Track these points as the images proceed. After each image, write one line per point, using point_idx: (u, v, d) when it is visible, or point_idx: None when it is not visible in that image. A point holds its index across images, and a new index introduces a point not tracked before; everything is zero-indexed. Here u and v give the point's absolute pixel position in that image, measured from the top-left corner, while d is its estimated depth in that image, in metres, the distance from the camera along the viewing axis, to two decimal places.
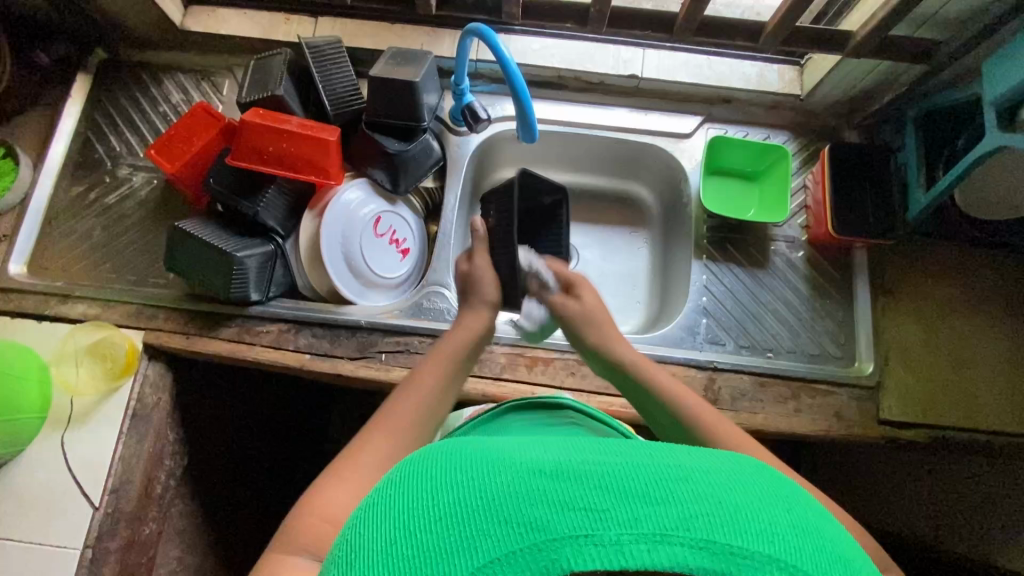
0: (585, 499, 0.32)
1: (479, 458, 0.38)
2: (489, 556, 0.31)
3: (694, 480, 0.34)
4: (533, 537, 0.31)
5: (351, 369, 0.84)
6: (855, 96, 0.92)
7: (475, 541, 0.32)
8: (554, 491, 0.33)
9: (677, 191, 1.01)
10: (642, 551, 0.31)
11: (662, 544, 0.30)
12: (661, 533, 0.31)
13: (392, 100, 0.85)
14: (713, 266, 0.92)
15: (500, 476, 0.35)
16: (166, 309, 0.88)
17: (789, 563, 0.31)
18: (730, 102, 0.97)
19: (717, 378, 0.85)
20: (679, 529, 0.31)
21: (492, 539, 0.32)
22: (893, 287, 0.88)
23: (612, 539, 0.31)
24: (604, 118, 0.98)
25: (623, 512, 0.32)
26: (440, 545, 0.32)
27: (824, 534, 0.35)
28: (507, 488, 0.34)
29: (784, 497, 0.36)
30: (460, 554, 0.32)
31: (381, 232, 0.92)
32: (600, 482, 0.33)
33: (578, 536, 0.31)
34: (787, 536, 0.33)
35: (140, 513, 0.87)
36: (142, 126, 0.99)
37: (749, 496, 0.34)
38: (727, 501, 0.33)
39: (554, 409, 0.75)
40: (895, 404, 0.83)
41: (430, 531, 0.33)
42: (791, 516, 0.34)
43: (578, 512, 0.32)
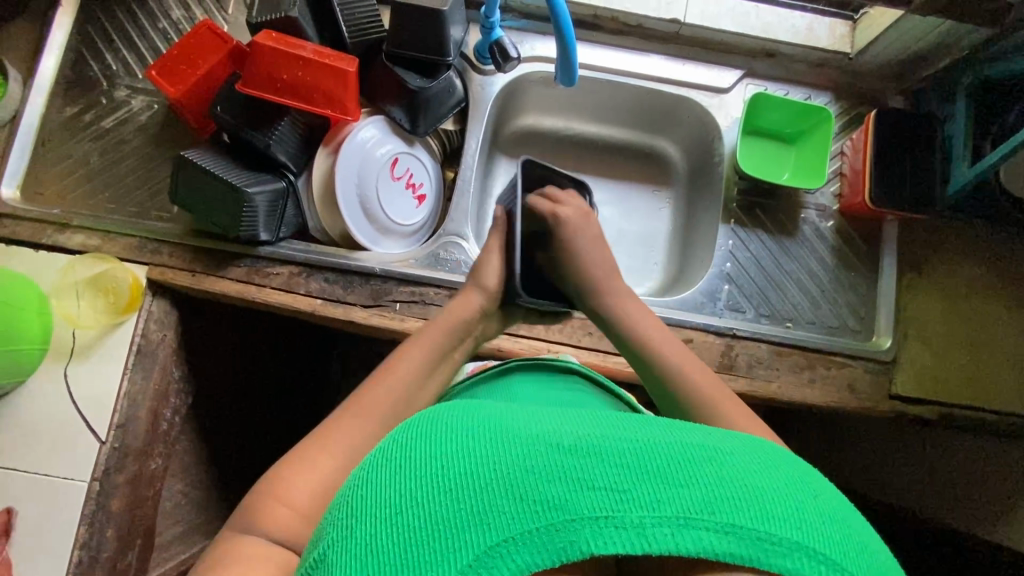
0: (607, 480, 0.34)
1: (492, 430, 0.39)
2: (505, 534, 0.33)
3: (718, 465, 0.36)
4: (551, 515, 0.33)
5: (365, 316, 0.81)
6: (907, 59, 0.86)
7: (493, 518, 0.34)
8: (574, 470, 0.35)
9: (708, 150, 0.96)
10: (666, 535, 0.33)
11: (686, 528, 0.33)
12: (687, 519, 0.33)
13: (417, 31, 0.78)
14: (740, 231, 0.89)
15: (522, 447, 0.37)
16: (170, 245, 0.84)
17: (816, 551, 0.34)
18: (773, 57, 0.92)
19: (735, 345, 0.84)
20: (703, 514, 0.33)
21: (509, 516, 0.34)
22: (921, 263, 0.87)
23: (635, 522, 0.33)
24: (638, 65, 0.92)
25: (646, 493, 0.34)
26: (455, 518, 0.34)
27: (850, 524, 0.37)
28: (522, 462, 0.35)
29: (808, 484, 0.38)
30: (476, 531, 0.33)
31: (398, 174, 0.87)
32: (619, 463, 0.35)
33: (598, 517, 0.33)
34: (814, 524, 0.35)
35: (148, 449, 0.86)
36: (140, 43, 0.91)
37: (777, 483, 0.37)
38: (748, 484, 0.36)
39: (563, 373, 0.75)
40: (909, 379, 0.84)
41: (442, 502, 0.35)
42: (819, 504, 0.37)
43: (599, 491, 0.34)
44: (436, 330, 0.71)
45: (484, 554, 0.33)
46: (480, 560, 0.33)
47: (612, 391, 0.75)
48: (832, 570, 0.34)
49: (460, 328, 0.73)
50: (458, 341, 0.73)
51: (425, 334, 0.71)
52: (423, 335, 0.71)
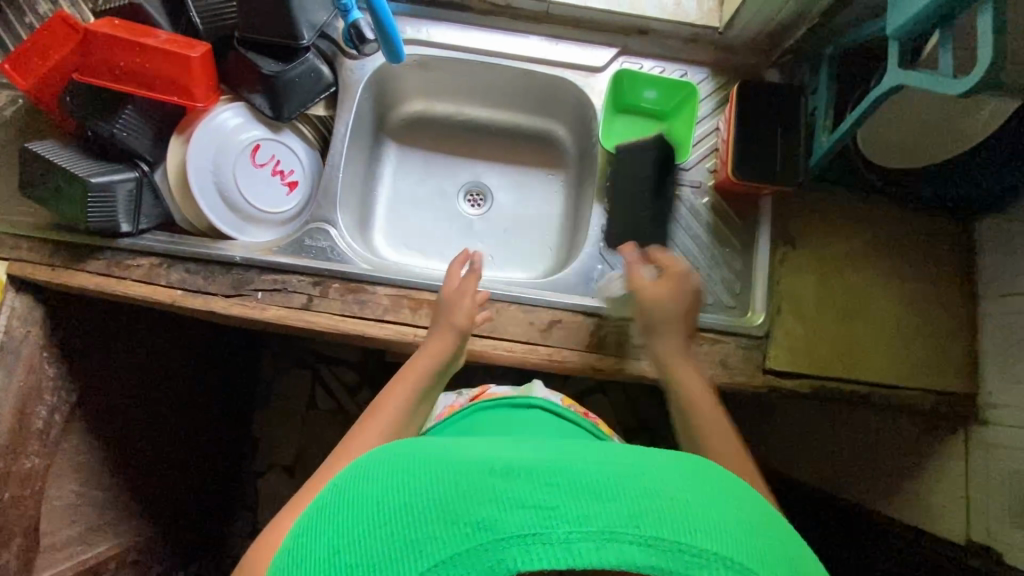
0: (538, 496, 0.34)
1: (432, 457, 0.39)
2: (436, 559, 0.32)
3: (646, 481, 0.36)
4: (479, 537, 0.32)
5: (225, 306, 0.80)
6: (772, 31, 0.85)
7: (423, 543, 0.33)
8: (502, 489, 0.34)
9: (589, 130, 0.95)
10: (590, 549, 0.32)
11: (610, 542, 0.32)
12: (612, 532, 0.32)
13: (264, 14, 0.78)
14: (613, 210, 0.88)
15: (455, 471, 0.36)
16: (31, 240, 0.83)
17: (736, 561, 0.33)
18: (646, 34, 0.91)
19: (604, 324, 0.83)
20: (627, 527, 0.33)
21: (437, 542, 0.33)
22: (795, 237, 0.86)
23: (561, 537, 0.32)
24: (512, 45, 0.91)
25: (574, 508, 0.33)
26: (387, 549, 0.33)
27: (766, 534, 0.37)
28: (456, 485, 0.35)
29: (734, 498, 0.38)
30: (405, 559, 0.33)
31: (261, 161, 0.86)
32: (549, 479, 0.35)
33: (526, 535, 0.32)
34: (732, 534, 0.35)
35: (15, 447, 0.85)
36: (8, 38, 0.91)
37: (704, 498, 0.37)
38: (675, 500, 0.35)
39: (524, 407, 0.77)
40: (783, 353, 0.83)
41: (376, 535, 0.34)
42: (742, 519, 0.37)
43: (529, 510, 0.33)
44: (411, 379, 0.72)
45: None
46: None
47: (572, 418, 0.77)
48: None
49: (434, 371, 0.74)
50: (433, 385, 0.74)
51: (405, 376, 0.73)
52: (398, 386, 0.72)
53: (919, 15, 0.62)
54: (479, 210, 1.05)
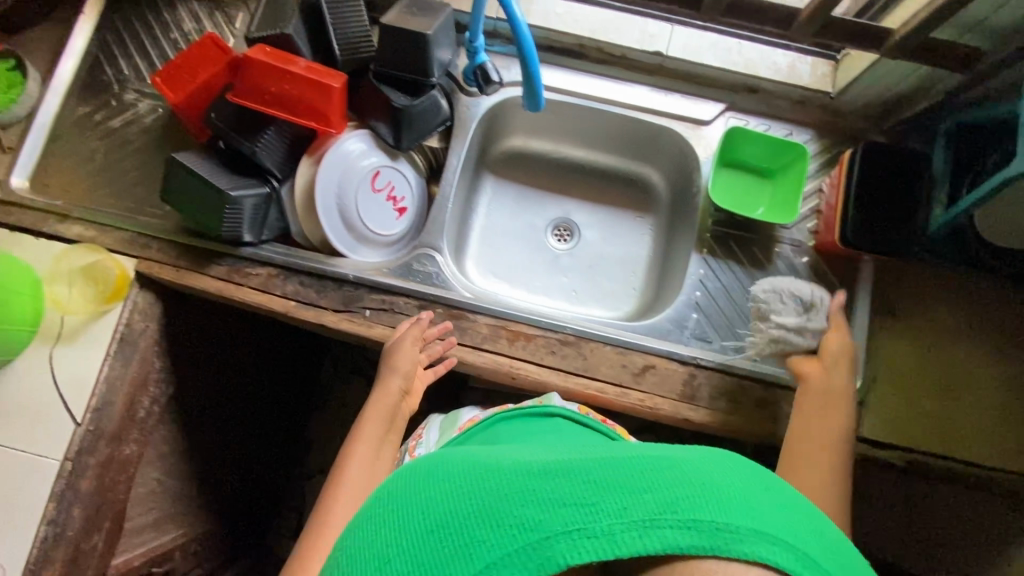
0: (576, 494, 0.34)
1: (466, 463, 0.40)
2: (486, 561, 0.33)
3: (678, 468, 0.36)
4: (523, 536, 0.33)
5: (334, 320, 0.84)
6: (887, 100, 0.86)
7: (470, 547, 0.34)
8: (543, 491, 0.35)
9: (688, 181, 0.97)
10: (634, 538, 0.33)
11: (652, 529, 0.33)
12: (652, 520, 0.33)
13: (400, 50, 0.82)
14: (712, 261, 0.90)
15: (496, 481, 0.37)
16: (161, 241, 0.88)
17: (780, 538, 0.33)
18: (755, 92, 0.93)
19: (697, 374, 0.84)
20: (666, 513, 0.33)
21: (484, 545, 0.34)
22: (896, 306, 0.86)
23: (603, 530, 0.33)
24: (622, 94, 0.94)
25: (611, 501, 0.34)
26: (435, 557, 0.34)
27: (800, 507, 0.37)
28: (499, 494, 0.36)
29: (765, 475, 0.38)
30: (454, 564, 0.33)
31: (379, 186, 0.90)
32: (587, 476, 0.35)
33: (570, 530, 0.33)
34: (768, 510, 0.35)
35: (121, 434, 0.89)
36: (152, 51, 0.97)
37: (737, 477, 0.36)
38: (714, 484, 0.35)
39: (544, 416, 0.75)
40: (877, 423, 0.82)
41: (424, 543, 0.35)
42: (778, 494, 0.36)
43: (570, 508, 0.34)
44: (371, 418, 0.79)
45: None
46: None
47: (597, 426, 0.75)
48: (798, 555, 0.33)
49: (390, 414, 0.80)
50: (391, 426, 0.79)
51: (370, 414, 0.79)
52: (369, 418, 0.79)
53: None
54: (566, 245, 1.08)
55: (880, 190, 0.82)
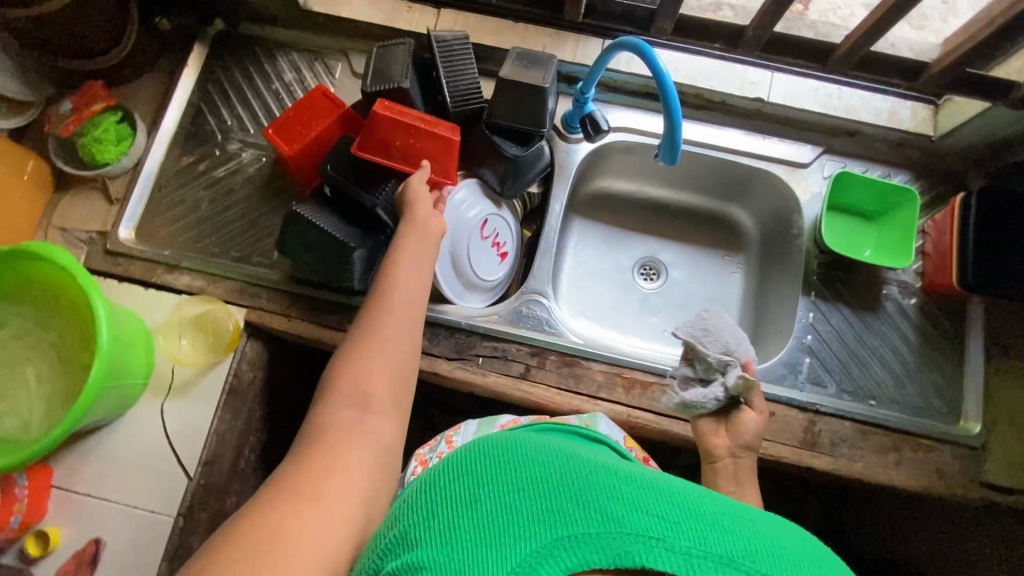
0: (663, 513, 0.40)
1: (569, 454, 0.46)
2: (570, 534, 0.39)
3: (746, 523, 0.41)
4: (608, 526, 0.39)
5: (449, 369, 0.84)
6: (992, 144, 0.87)
7: (558, 516, 0.40)
8: (635, 499, 0.41)
9: (785, 223, 0.97)
10: (708, 567, 0.37)
11: (726, 566, 0.38)
12: (726, 558, 0.38)
13: (516, 102, 0.83)
14: (821, 304, 0.89)
15: (594, 477, 0.43)
16: (270, 290, 0.88)
17: None
18: (854, 135, 0.94)
19: (817, 421, 0.83)
20: (741, 559, 0.38)
21: (574, 521, 0.39)
22: (1009, 348, 0.86)
23: (681, 549, 0.38)
24: (719, 138, 0.95)
25: (692, 529, 0.39)
26: (527, 511, 0.40)
27: None
28: (595, 485, 0.42)
29: (828, 554, 0.42)
30: (543, 524, 0.39)
31: (486, 234, 0.91)
32: (674, 501, 0.41)
33: (648, 536, 0.39)
34: None
35: (226, 486, 0.88)
36: (253, 101, 0.98)
37: (806, 549, 0.41)
38: (782, 548, 0.40)
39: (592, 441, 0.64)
40: (1000, 467, 0.82)
41: (517, 496, 0.41)
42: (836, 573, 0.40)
43: (654, 519, 0.40)
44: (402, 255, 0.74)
45: (549, 544, 0.39)
46: (545, 551, 0.38)
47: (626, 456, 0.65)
48: None
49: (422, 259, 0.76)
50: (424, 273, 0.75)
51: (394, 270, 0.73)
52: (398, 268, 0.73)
53: None
54: (653, 285, 1.07)
55: (993, 235, 0.82)
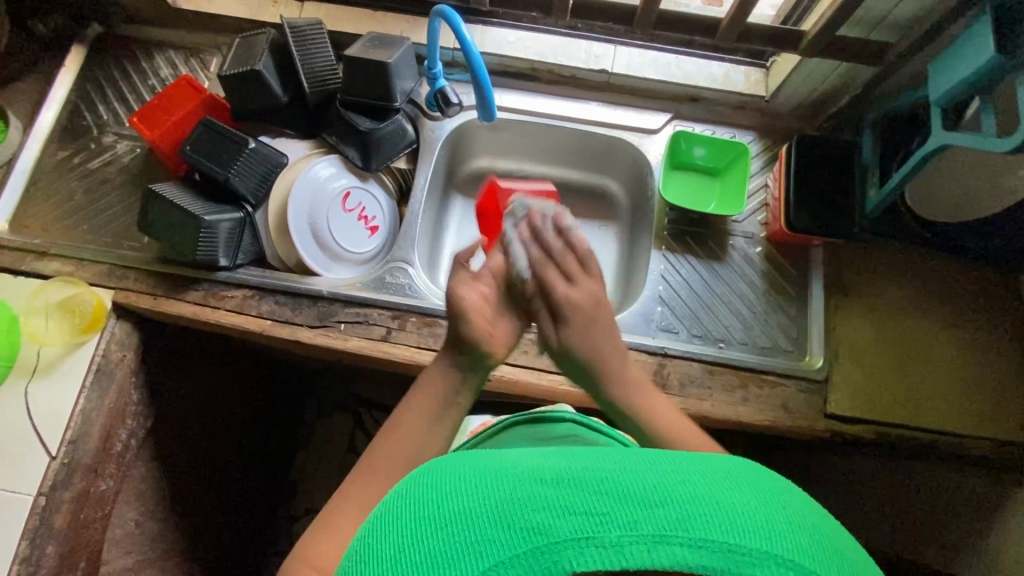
0: (585, 503, 0.32)
1: (480, 465, 0.38)
2: (496, 558, 0.32)
3: (690, 481, 0.33)
4: (535, 540, 0.32)
5: (310, 336, 0.86)
6: (816, 99, 0.94)
7: (480, 545, 0.32)
8: (556, 497, 0.33)
9: (643, 186, 1.03)
10: (641, 551, 0.31)
11: (660, 545, 0.31)
12: (659, 536, 0.31)
13: (365, 80, 0.88)
14: (671, 256, 0.94)
15: (512, 480, 0.35)
16: (137, 271, 0.90)
17: (787, 559, 0.32)
18: (697, 100, 1.00)
19: (667, 364, 0.87)
20: (676, 531, 0.31)
21: (496, 543, 0.32)
22: (848, 287, 0.90)
23: (612, 541, 0.31)
24: (574, 110, 1.01)
25: (623, 514, 0.32)
26: (451, 550, 0.33)
27: (817, 525, 0.34)
28: (510, 495, 0.34)
29: (778, 491, 0.35)
30: (467, 558, 0.32)
31: (350, 207, 0.95)
32: (600, 486, 0.33)
33: (580, 538, 0.31)
34: (781, 530, 0.33)
35: (97, 467, 0.88)
36: (130, 97, 1.02)
37: (748, 494, 0.34)
38: (725, 502, 0.33)
39: (554, 420, 0.76)
40: (843, 398, 0.85)
41: (439, 536, 0.34)
42: (789, 512, 0.34)
43: (579, 516, 0.32)
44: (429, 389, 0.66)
45: None
46: None
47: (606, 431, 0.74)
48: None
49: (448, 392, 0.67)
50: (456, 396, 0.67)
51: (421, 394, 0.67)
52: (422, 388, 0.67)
53: (958, 85, 0.70)
54: None
55: (816, 178, 0.88)
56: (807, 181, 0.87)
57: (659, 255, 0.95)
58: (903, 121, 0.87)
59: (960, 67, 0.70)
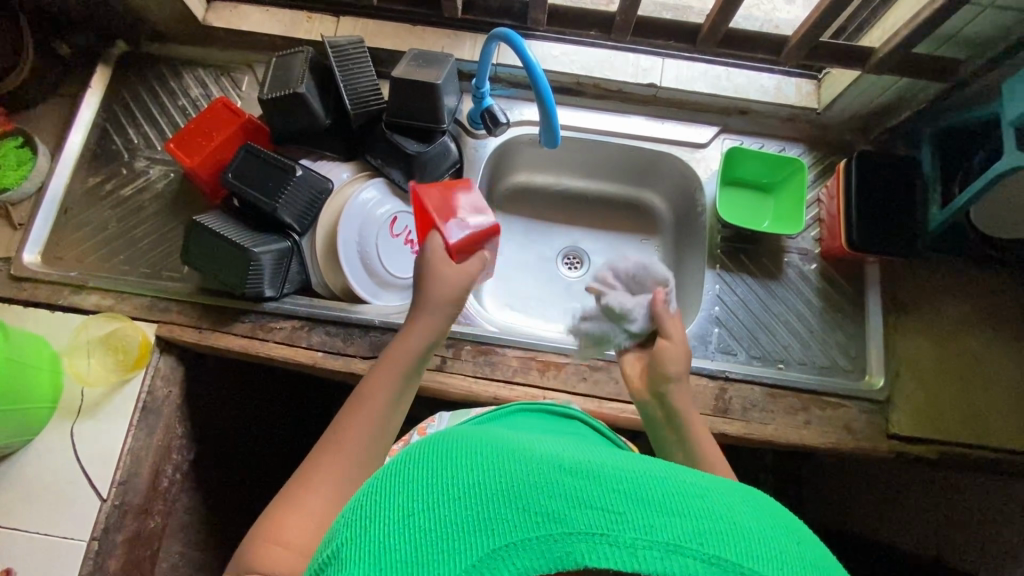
0: (605, 500, 0.34)
1: (497, 444, 0.39)
2: (508, 540, 0.33)
3: (709, 499, 0.35)
4: (550, 528, 0.33)
5: (364, 367, 0.84)
6: (871, 112, 0.92)
7: (492, 523, 0.33)
8: (576, 489, 0.34)
9: (691, 200, 1.00)
10: (655, 557, 0.32)
11: (674, 553, 0.32)
12: (674, 544, 0.32)
13: (413, 102, 0.85)
14: (726, 275, 0.93)
15: (532, 465, 0.36)
16: (180, 303, 0.88)
17: None
18: (746, 114, 0.98)
19: (728, 387, 0.85)
20: (691, 543, 0.33)
21: (511, 524, 0.33)
22: (906, 303, 0.89)
23: (626, 541, 0.32)
24: (621, 126, 0.98)
25: (638, 517, 0.33)
26: (461, 523, 0.34)
27: (823, 565, 0.36)
28: (531, 478, 0.35)
29: (792, 528, 0.37)
30: (478, 534, 0.33)
31: (397, 232, 0.93)
32: (618, 485, 0.35)
33: (594, 533, 0.33)
34: (793, 564, 0.34)
35: (147, 506, 0.86)
36: (160, 118, 0.99)
37: (763, 522, 0.36)
38: (739, 525, 0.34)
39: (562, 418, 0.73)
40: (906, 418, 0.84)
41: (448, 507, 0.34)
42: (800, 547, 0.36)
43: (596, 511, 0.33)
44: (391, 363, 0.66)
45: (487, 556, 0.33)
46: (484, 562, 0.32)
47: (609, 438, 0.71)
48: None
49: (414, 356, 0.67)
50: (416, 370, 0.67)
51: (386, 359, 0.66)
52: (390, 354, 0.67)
53: None
54: (578, 273, 1.07)
55: (876, 195, 0.86)
56: (867, 198, 0.86)
57: (714, 273, 0.93)
58: (965, 136, 0.85)
59: None
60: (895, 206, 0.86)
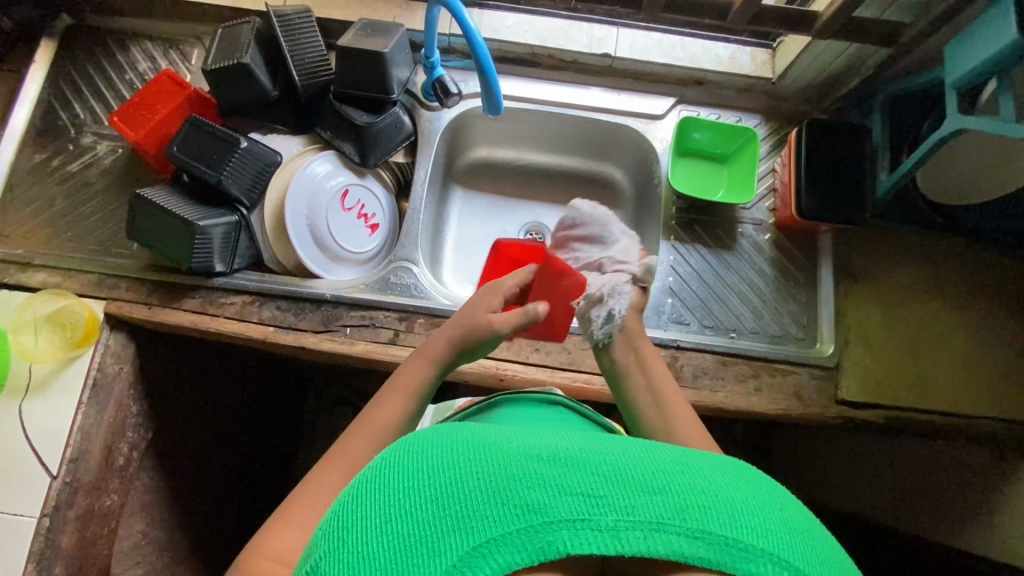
0: (584, 485, 0.32)
1: (470, 435, 0.37)
2: (489, 535, 0.31)
3: (689, 473, 0.34)
4: (531, 519, 0.31)
5: (315, 341, 0.84)
6: (824, 81, 0.92)
7: (472, 521, 0.31)
8: (555, 477, 0.32)
9: (649, 173, 1.00)
10: (638, 538, 0.31)
11: (657, 532, 0.31)
12: (657, 522, 0.31)
13: (361, 73, 0.84)
14: (680, 247, 0.93)
15: (508, 455, 0.34)
16: (130, 280, 0.87)
17: (787, 560, 0.32)
18: (702, 84, 0.97)
19: (680, 356, 0.86)
20: (674, 519, 0.31)
21: (491, 519, 0.31)
22: (859, 272, 0.90)
23: (609, 525, 0.31)
24: (577, 97, 0.98)
25: (621, 498, 0.32)
26: (439, 524, 0.32)
27: (813, 532, 0.35)
28: (508, 469, 0.33)
29: (776, 493, 0.36)
30: (458, 534, 0.31)
31: (349, 205, 0.92)
32: (597, 469, 0.33)
33: (576, 520, 0.31)
34: (780, 531, 0.33)
35: (100, 483, 0.86)
36: (107, 93, 0.96)
37: (745, 490, 0.35)
38: (723, 496, 0.33)
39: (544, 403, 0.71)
40: (855, 383, 0.85)
41: (424, 508, 0.32)
42: (787, 514, 0.34)
43: (578, 497, 0.32)
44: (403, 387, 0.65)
45: (469, 554, 0.31)
46: (465, 561, 0.31)
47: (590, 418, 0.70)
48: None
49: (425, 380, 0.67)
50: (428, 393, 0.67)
51: (391, 391, 0.65)
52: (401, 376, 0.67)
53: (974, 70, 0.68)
54: None
55: (826, 164, 0.87)
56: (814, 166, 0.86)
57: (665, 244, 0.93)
58: (915, 103, 0.85)
59: (981, 46, 0.68)
60: (846, 174, 0.87)
